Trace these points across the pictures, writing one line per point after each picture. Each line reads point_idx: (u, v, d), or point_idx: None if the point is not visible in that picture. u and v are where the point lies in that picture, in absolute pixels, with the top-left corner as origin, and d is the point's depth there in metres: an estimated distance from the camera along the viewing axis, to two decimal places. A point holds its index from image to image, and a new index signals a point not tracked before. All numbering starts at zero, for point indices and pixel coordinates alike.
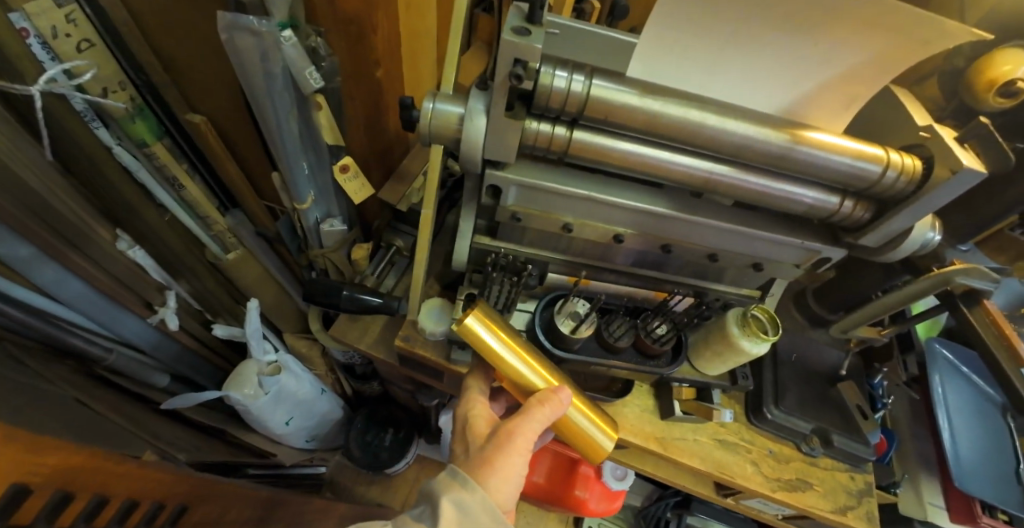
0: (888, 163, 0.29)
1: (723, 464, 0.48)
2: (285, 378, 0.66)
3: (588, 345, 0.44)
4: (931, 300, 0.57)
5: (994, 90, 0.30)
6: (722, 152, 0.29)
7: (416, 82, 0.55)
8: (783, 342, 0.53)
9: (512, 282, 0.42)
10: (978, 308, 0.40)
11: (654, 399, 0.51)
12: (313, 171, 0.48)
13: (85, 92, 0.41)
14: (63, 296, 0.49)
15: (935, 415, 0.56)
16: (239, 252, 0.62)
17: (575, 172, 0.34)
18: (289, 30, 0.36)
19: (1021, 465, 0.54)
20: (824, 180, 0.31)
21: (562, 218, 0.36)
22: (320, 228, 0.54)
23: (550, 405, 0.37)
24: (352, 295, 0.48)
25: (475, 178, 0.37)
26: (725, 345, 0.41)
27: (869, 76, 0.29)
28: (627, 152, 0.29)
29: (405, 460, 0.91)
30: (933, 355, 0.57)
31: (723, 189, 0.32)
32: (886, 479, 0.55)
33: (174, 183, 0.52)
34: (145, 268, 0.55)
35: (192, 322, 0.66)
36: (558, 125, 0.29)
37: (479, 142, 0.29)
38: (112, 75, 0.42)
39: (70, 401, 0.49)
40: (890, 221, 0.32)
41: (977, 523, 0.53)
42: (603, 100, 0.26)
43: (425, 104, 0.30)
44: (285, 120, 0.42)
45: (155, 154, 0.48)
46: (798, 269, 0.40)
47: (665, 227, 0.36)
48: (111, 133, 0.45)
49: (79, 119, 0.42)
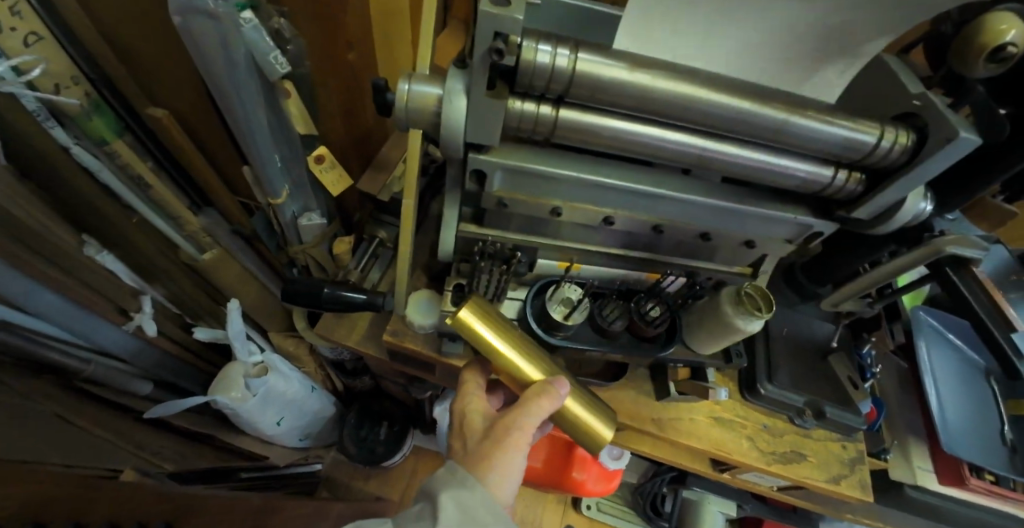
0: (882, 134, 0.29)
1: (719, 441, 0.48)
2: (273, 378, 0.64)
3: (582, 331, 0.43)
4: (917, 269, 0.58)
5: (984, 57, 0.29)
6: (714, 127, 0.28)
7: (390, 65, 0.53)
8: (774, 317, 0.53)
9: (501, 271, 0.40)
10: (966, 276, 0.40)
11: (649, 380, 0.51)
12: (286, 163, 0.46)
13: (36, 89, 0.37)
14: (32, 308, 0.46)
15: (923, 382, 0.57)
16: (215, 252, 0.58)
17: (562, 154, 0.33)
18: (248, 11, 0.34)
19: (1004, 426, 0.56)
20: (817, 153, 0.30)
21: (551, 202, 0.35)
22: (298, 223, 0.51)
23: (547, 397, 0.37)
24: (334, 293, 0.46)
25: (458, 163, 0.35)
26: (719, 323, 0.40)
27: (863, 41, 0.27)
28: (616, 130, 0.28)
29: (401, 453, 0.91)
30: (919, 324, 0.58)
31: (716, 166, 0.31)
32: (876, 446, 0.56)
33: (140, 183, 0.49)
34: (118, 273, 0.52)
35: (172, 327, 0.64)
36: (543, 103, 0.27)
37: (461, 125, 0.28)
38: (64, 70, 0.38)
39: (48, 417, 0.47)
40: (882, 193, 0.31)
41: (965, 484, 0.54)
42: (590, 76, 0.25)
43: (401, 85, 0.28)
44: (253, 112, 0.39)
45: (117, 153, 0.45)
46: (789, 245, 0.40)
47: (656, 207, 0.35)
48: (67, 132, 0.41)
49: (32, 119, 0.38)
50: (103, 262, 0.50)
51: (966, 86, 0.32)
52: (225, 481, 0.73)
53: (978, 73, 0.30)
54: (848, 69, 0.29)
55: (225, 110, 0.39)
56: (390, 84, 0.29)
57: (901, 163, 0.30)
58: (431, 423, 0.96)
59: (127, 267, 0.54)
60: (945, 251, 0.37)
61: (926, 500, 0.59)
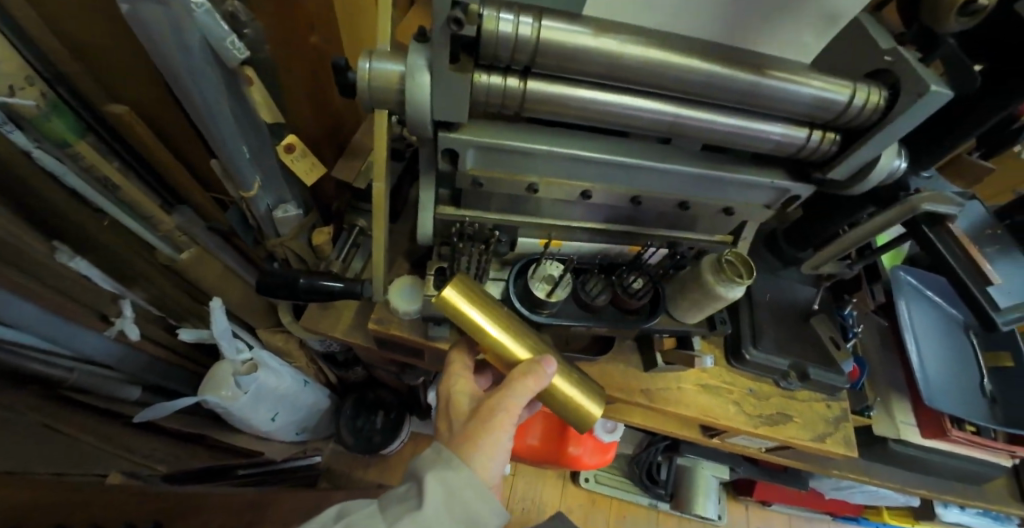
0: (854, 92, 0.28)
1: (707, 407, 0.49)
2: (263, 375, 0.64)
3: (566, 308, 0.43)
4: (895, 229, 0.59)
5: (957, 10, 0.28)
6: (686, 92, 0.28)
7: (354, 46, 0.51)
8: (756, 283, 0.54)
9: (481, 251, 0.40)
10: (942, 232, 0.40)
11: (637, 352, 0.51)
12: (256, 154, 0.44)
13: None
14: (7, 319, 0.45)
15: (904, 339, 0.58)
16: (193, 251, 0.56)
17: (536, 129, 0.32)
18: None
19: (982, 378, 0.58)
20: (791, 114, 0.30)
21: (526, 178, 0.35)
22: (273, 216, 0.50)
23: (532, 377, 0.37)
24: (310, 283, 0.45)
25: (430, 143, 0.34)
26: (702, 292, 0.40)
27: (846, 2, 0.27)
28: (587, 101, 0.28)
29: (399, 439, 0.92)
30: (898, 283, 0.59)
31: (691, 132, 0.30)
32: (860, 404, 0.58)
33: (107, 184, 0.46)
34: (94, 279, 0.51)
35: (156, 329, 0.62)
36: (509, 76, 0.27)
37: (427, 101, 0.27)
38: (17, 70, 0.35)
39: (34, 427, 0.46)
40: (856, 152, 0.31)
41: (947, 435, 0.56)
42: (555, 44, 0.24)
43: (362, 63, 0.27)
44: (215, 103, 0.38)
45: (81, 155, 0.43)
46: (768, 210, 0.40)
47: (633, 178, 0.35)
48: (27, 135, 0.39)
49: None
50: (78, 268, 0.49)
51: (938, 41, 0.32)
52: (223, 479, 0.73)
53: (950, 26, 0.30)
54: (828, 32, 0.29)
55: (184, 100, 0.38)
56: (351, 64, 0.28)
57: (873, 121, 0.30)
58: (427, 409, 0.96)
59: (103, 271, 0.52)
60: (921, 209, 0.37)
61: (908, 452, 0.61)
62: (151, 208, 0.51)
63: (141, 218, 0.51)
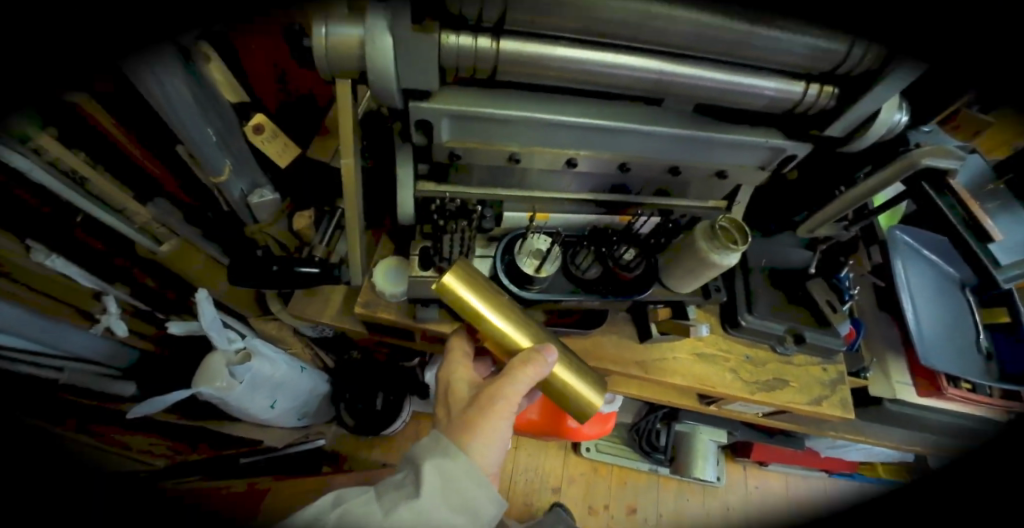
0: (854, 41, 0.26)
1: (704, 376, 0.49)
2: (258, 364, 0.63)
3: (557, 282, 0.42)
4: (892, 189, 0.58)
5: None
6: (671, 44, 0.25)
7: None
8: (751, 248, 0.52)
9: (463, 228, 0.38)
10: (944, 189, 0.39)
11: (632, 323, 0.51)
12: (222, 138, 0.42)
13: None
14: None
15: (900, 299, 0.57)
16: (174, 243, 0.55)
17: (516, 93, 0.30)
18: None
19: (979, 334, 0.58)
20: (786, 68, 0.28)
21: (506, 148, 0.33)
22: (249, 202, 0.48)
23: (533, 365, 0.36)
24: (284, 269, 0.45)
25: (401, 115, 0.33)
26: (698, 262, 0.39)
27: None
28: (566, 59, 0.25)
29: (400, 419, 0.92)
30: (895, 242, 0.58)
31: (679, 91, 0.28)
32: (856, 366, 0.57)
33: (76, 177, 0.44)
34: (74, 276, 0.49)
35: (142, 325, 0.61)
36: (480, 37, 0.24)
37: (390, 65, 0.25)
38: None
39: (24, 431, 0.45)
40: (857, 106, 0.29)
41: (944, 393, 0.56)
42: (526, 6, 0.22)
43: (318, 30, 0.25)
44: (172, 86, 0.36)
45: (44, 149, 0.40)
46: (764, 171, 0.38)
47: (619, 144, 0.33)
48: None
49: None
50: (55, 267, 0.47)
51: None
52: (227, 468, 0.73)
53: None
54: None
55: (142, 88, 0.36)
56: (308, 30, 0.26)
57: (874, 71, 0.28)
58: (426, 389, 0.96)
59: (83, 269, 0.50)
60: (921, 163, 0.36)
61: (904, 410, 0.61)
62: (123, 200, 0.48)
63: (113, 210, 0.48)
